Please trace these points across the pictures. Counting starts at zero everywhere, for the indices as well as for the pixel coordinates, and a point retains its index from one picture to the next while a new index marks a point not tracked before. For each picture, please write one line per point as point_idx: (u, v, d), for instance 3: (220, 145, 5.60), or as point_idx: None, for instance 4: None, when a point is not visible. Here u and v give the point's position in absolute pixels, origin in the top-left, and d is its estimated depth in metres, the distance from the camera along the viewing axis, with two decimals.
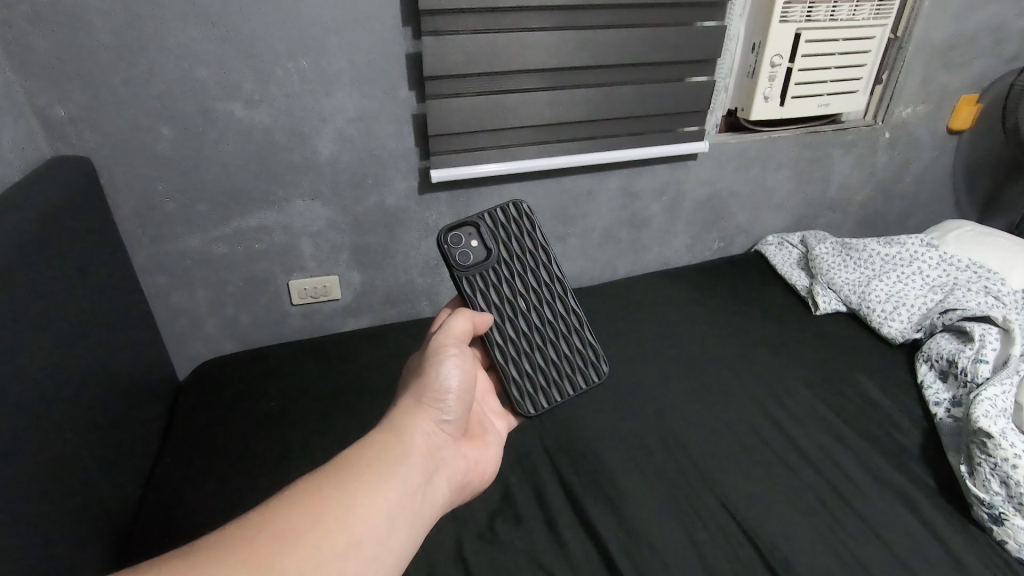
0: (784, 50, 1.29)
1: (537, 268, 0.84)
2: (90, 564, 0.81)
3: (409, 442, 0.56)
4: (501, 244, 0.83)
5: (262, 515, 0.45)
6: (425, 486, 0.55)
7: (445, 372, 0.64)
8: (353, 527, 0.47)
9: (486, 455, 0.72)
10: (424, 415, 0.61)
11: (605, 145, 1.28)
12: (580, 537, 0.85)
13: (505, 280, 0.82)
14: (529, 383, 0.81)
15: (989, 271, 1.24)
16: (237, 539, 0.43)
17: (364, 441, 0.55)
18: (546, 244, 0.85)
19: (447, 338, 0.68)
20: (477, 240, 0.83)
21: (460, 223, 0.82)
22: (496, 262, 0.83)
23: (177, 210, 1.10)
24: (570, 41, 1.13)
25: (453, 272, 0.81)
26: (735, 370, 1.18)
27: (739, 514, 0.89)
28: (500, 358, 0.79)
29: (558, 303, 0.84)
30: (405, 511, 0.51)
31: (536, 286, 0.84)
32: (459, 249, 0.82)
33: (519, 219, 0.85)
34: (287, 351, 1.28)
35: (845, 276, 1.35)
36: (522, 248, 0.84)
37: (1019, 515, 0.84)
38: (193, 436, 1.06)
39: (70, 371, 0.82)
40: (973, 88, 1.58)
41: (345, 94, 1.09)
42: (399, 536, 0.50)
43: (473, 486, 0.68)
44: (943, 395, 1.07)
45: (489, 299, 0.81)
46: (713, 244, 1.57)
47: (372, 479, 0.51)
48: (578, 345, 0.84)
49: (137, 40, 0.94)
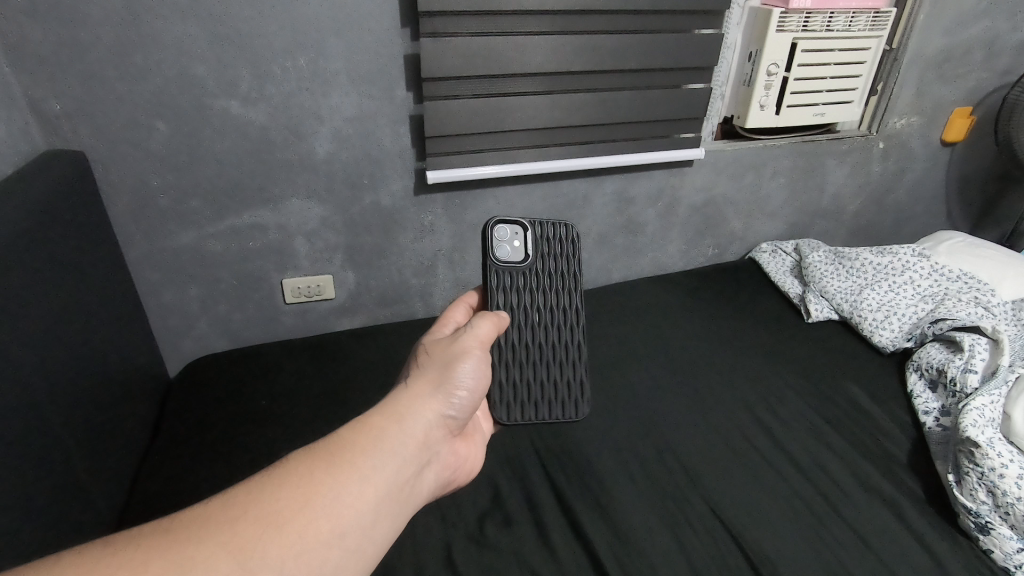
0: (780, 59, 1.30)
1: (565, 291, 0.84)
2: None
3: (410, 433, 0.55)
4: (539, 256, 0.84)
5: (252, 491, 0.45)
6: (416, 480, 0.55)
7: (461, 372, 0.63)
8: (339, 515, 0.47)
9: (478, 451, 0.71)
10: (433, 408, 0.60)
11: (601, 150, 1.28)
12: (569, 540, 0.85)
13: (528, 290, 0.83)
14: (510, 392, 0.79)
15: (979, 282, 1.26)
16: (222, 516, 0.43)
17: (365, 423, 0.54)
18: (579, 274, 0.85)
19: (471, 340, 0.67)
20: (519, 243, 0.84)
21: (511, 221, 0.84)
22: (527, 269, 0.83)
23: (171, 207, 1.10)
24: (568, 47, 1.13)
25: (486, 262, 0.81)
26: (727, 376, 1.18)
27: (727, 519, 0.89)
28: (495, 357, 0.79)
29: (568, 330, 0.83)
30: (393, 505, 0.51)
31: (555, 306, 0.84)
32: (500, 244, 0.83)
33: (564, 241, 0.86)
34: (279, 350, 1.27)
35: (837, 284, 1.36)
36: (557, 268, 0.85)
37: (1005, 524, 0.85)
38: (182, 434, 1.06)
39: (58, 366, 0.81)
40: (966, 100, 1.59)
41: (343, 94, 1.09)
42: (382, 528, 0.50)
43: (460, 481, 0.67)
44: (932, 404, 1.08)
45: (507, 300, 0.81)
46: (708, 251, 1.58)
47: (367, 468, 0.50)
48: (570, 377, 0.83)
49: (134, 36, 0.94)
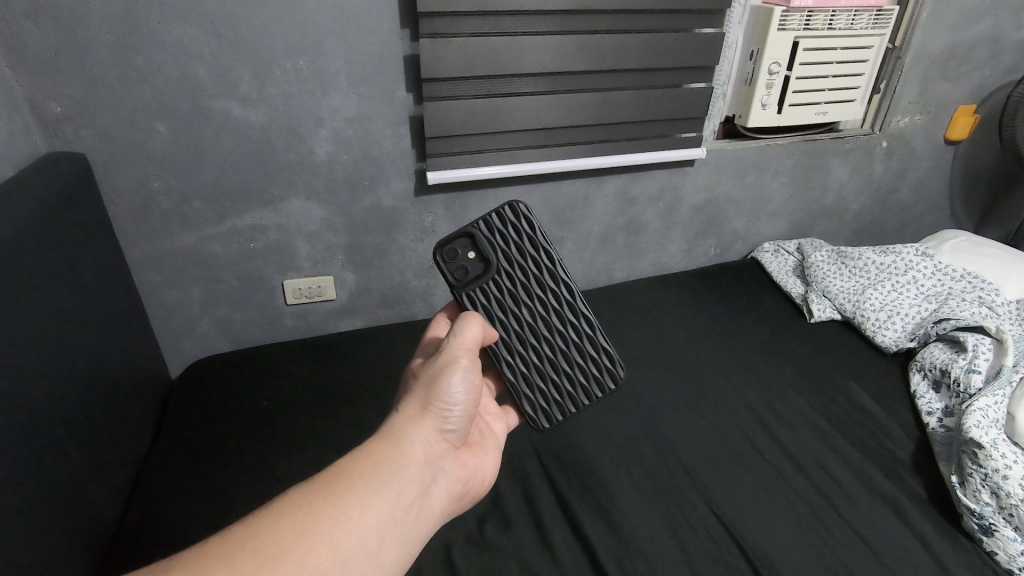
0: (782, 57, 1.30)
1: (539, 273, 0.83)
2: (78, 562, 0.81)
3: (406, 454, 0.55)
4: (499, 252, 0.82)
5: (250, 527, 0.46)
6: (419, 501, 0.54)
7: (452, 385, 0.62)
8: (339, 546, 0.47)
9: (490, 460, 0.71)
10: (426, 425, 0.59)
11: (602, 150, 1.28)
12: (570, 542, 0.85)
13: (506, 290, 0.82)
14: (541, 397, 0.81)
15: (983, 281, 1.25)
16: (218, 556, 0.43)
17: (359, 450, 0.54)
18: (547, 246, 0.83)
19: (456, 347, 0.65)
20: (474, 252, 0.82)
21: (455, 237, 0.82)
22: (496, 274, 0.82)
23: (172, 208, 1.10)
24: (568, 47, 1.13)
25: (454, 290, 0.81)
26: (729, 377, 1.17)
27: (728, 521, 0.88)
28: (511, 373, 0.80)
29: (564, 309, 0.83)
30: (396, 528, 0.51)
31: (542, 292, 0.83)
32: (456, 264, 0.82)
33: (517, 221, 0.83)
34: (279, 351, 1.27)
35: (840, 284, 1.35)
36: (522, 253, 0.83)
37: (1009, 526, 0.84)
38: (183, 436, 1.06)
39: (58, 368, 0.81)
40: (970, 99, 1.58)
41: (343, 95, 1.09)
42: (388, 552, 0.50)
43: (474, 493, 0.67)
44: (936, 405, 1.06)
45: (493, 315, 0.81)
46: (709, 250, 1.57)
47: (364, 495, 0.50)
48: (592, 352, 0.83)
49: (134, 38, 0.94)
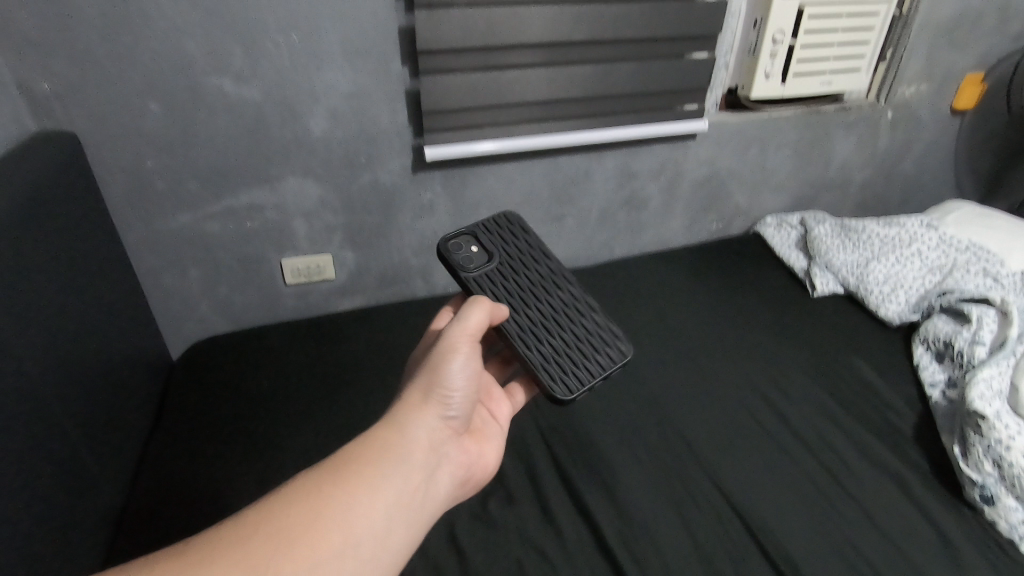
0: (786, 26, 1.27)
1: (537, 263, 0.89)
2: (82, 551, 0.81)
3: (410, 441, 0.55)
4: (499, 246, 0.89)
5: (254, 517, 0.45)
6: (425, 487, 0.54)
7: (454, 371, 0.61)
8: (348, 530, 0.47)
9: (492, 445, 0.71)
10: (430, 411, 0.59)
11: (602, 123, 1.25)
12: (573, 516, 0.86)
13: (510, 275, 0.86)
14: (556, 368, 0.77)
15: (988, 253, 1.21)
16: (222, 546, 0.43)
17: (363, 438, 0.54)
18: (540, 244, 0.92)
19: (458, 334, 0.64)
20: (475, 247, 0.88)
21: (458, 235, 0.88)
22: (499, 262, 0.86)
23: (167, 189, 1.09)
24: (566, 16, 1.10)
25: (457, 274, 0.82)
26: (730, 351, 1.17)
27: (730, 494, 0.89)
28: (524, 344, 0.77)
29: (564, 291, 0.87)
30: (402, 515, 0.51)
31: (541, 278, 0.88)
32: (460, 254, 0.85)
33: (511, 227, 0.93)
34: (281, 332, 1.27)
35: (843, 258, 1.32)
36: (519, 249, 0.91)
37: (1010, 496, 0.83)
38: (185, 421, 1.06)
39: (55, 352, 0.80)
40: (977, 67, 1.55)
41: (337, 70, 1.07)
42: (396, 535, 0.50)
43: (478, 478, 0.67)
44: (939, 377, 1.06)
45: (501, 294, 0.82)
46: (711, 225, 1.56)
47: (369, 481, 0.50)
48: (596, 326, 0.85)
49: (121, 13, 0.91)
